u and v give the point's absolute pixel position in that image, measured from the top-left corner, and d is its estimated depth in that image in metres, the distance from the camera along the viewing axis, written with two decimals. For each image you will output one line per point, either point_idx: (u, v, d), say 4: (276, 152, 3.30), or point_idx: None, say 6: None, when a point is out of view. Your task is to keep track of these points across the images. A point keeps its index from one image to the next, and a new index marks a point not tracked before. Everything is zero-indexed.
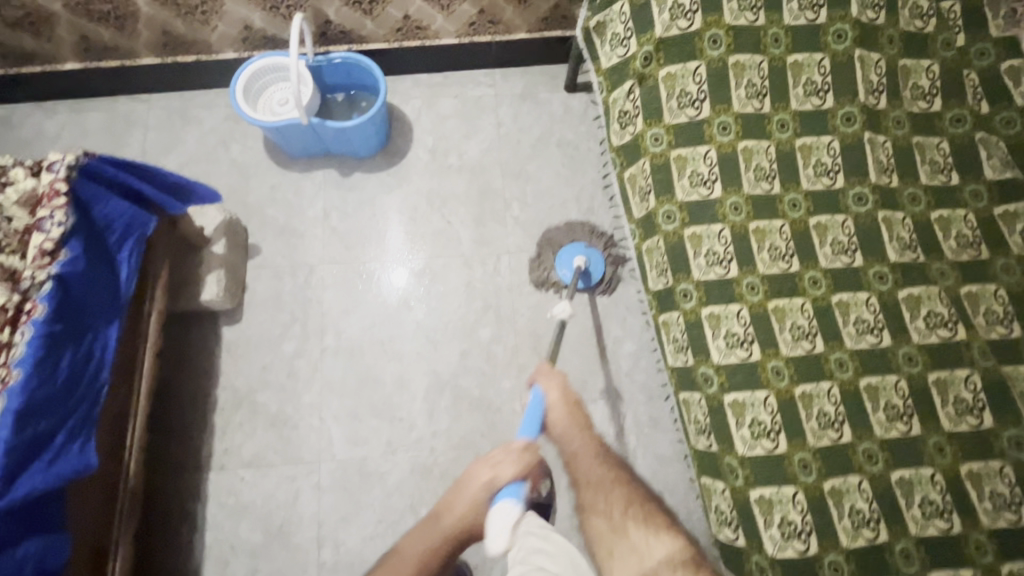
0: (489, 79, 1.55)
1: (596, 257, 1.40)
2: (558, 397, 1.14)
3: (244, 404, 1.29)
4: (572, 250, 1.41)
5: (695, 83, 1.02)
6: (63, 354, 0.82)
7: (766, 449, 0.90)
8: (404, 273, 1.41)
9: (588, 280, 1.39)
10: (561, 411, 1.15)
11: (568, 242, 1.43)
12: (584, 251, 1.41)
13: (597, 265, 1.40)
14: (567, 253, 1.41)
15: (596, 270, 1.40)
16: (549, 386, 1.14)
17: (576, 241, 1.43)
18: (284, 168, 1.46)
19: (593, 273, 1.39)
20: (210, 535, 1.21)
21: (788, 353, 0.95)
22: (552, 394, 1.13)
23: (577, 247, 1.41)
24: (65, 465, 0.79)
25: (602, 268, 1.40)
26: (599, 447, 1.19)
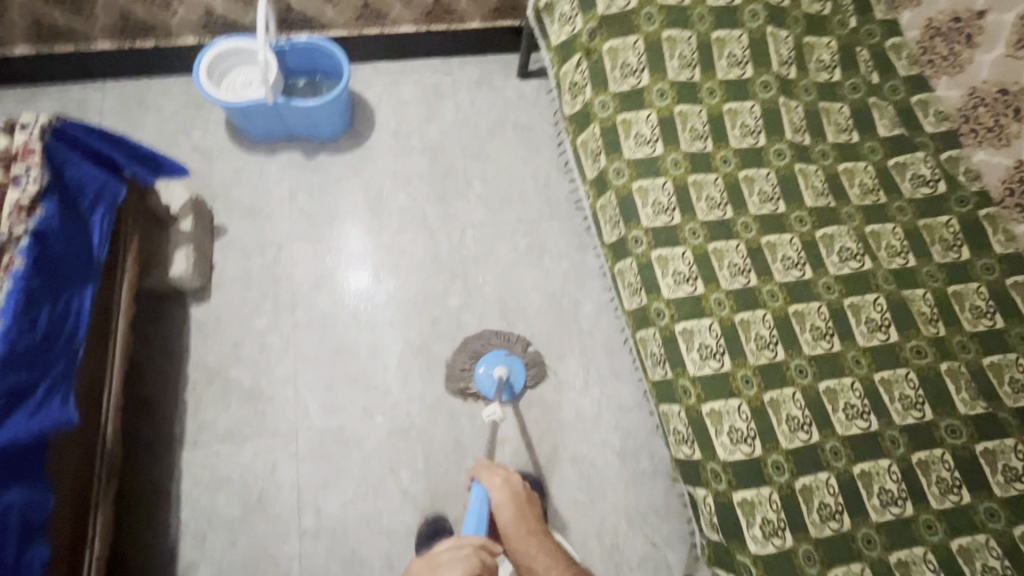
0: (446, 66, 1.65)
1: (516, 365, 1.37)
2: (500, 493, 1.11)
3: (216, 380, 1.29)
4: (490, 363, 1.36)
5: (634, 55, 1.15)
6: (42, 309, 0.83)
7: (714, 368, 1.02)
8: (364, 276, 1.43)
9: (509, 389, 1.36)
10: (506, 504, 1.09)
11: (485, 355, 1.37)
12: (504, 359, 1.37)
13: (518, 374, 1.37)
14: (486, 365, 1.36)
15: (518, 380, 1.37)
16: (493, 484, 1.12)
17: (496, 349, 1.38)
18: (247, 151, 1.49)
19: (514, 383, 1.37)
20: (185, 510, 1.20)
21: (727, 286, 1.08)
22: (495, 493, 1.11)
23: (496, 359, 1.36)
24: (49, 415, 0.79)
25: (523, 375, 1.38)
26: (576, 569, 1.05)
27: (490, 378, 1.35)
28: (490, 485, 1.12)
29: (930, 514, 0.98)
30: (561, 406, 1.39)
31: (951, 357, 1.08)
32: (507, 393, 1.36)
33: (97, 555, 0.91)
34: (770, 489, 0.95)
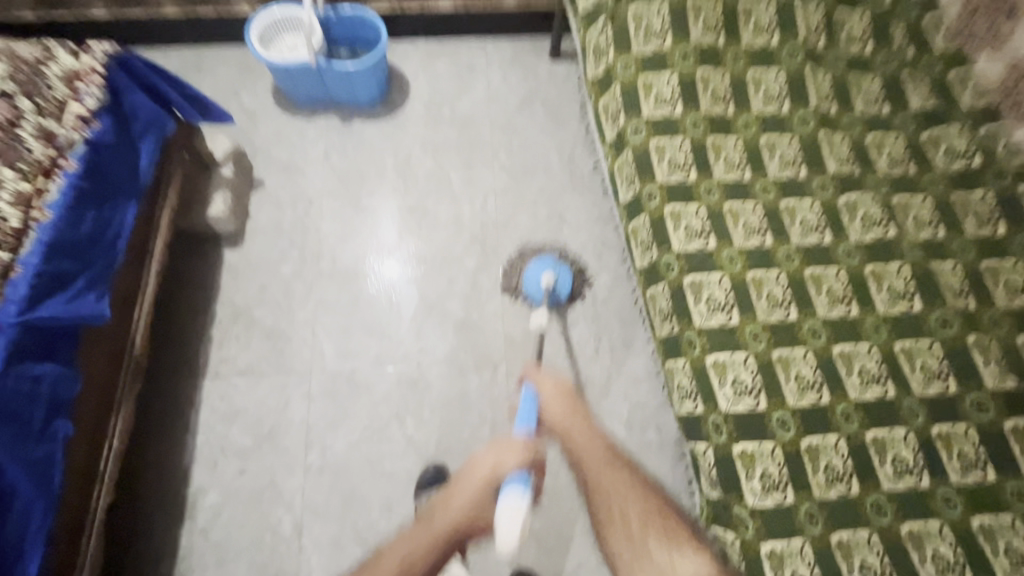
0: (481, 45, 1.72)
1: (563, 272, 1.41)
2: (551, 391, 1.02)
3: (242, 319, 1.36)
4: (539, 267, 1.41)
5: (659, 18, 1.17)
6: (89, 211, 0.91)
7: (721, 321, 1.01)
8: (395, 266, 1.45)
9: (555, 295, 1.40)
10: (557, 402, 1.01)
11: (535, 259, 1.44)
12: (551, 266, 1.41)
13: (564, 280, 1.41)
14: (535, 268, 1.41)
15: (565, 284, 1.41)
16: (544, 383, 1.04)
17: (544, 257, 1.44)
18: (288, 114, 1.58)
19: (560, 290, 1.40)
20: (201, 436, 1.26)
21: (741, 244, 1.07)
22: (546, 391, 1.02)
23: (543, 263, 1.41)
24: (82, 305, 0.86)
25: (569, 285, 1.41)
26: (611, 451, 0.93)
27: (538, 283, 1.40)
28: (540, 383, 1.03)
29: (948, 489, 0.92)
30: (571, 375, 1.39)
31: (981, 331, 1.03)
32: (554, 298, 1.41)
33: (116, 452, 0.96)
34: (772, 444, 0.93)
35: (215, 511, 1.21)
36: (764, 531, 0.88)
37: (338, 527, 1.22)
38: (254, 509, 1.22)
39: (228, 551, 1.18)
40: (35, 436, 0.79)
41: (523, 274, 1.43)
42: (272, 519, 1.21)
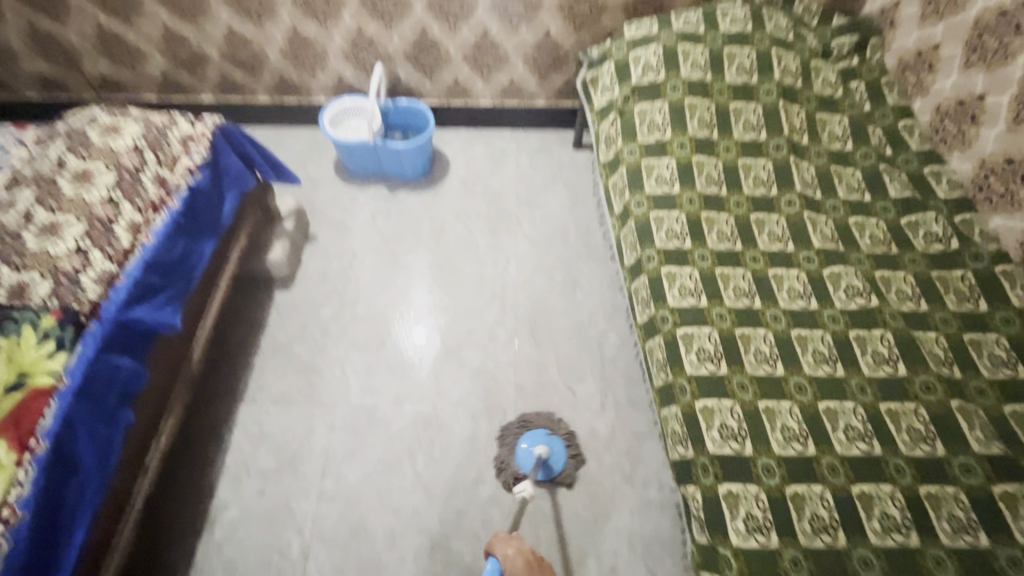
0: (514, 135, 2.00)
1: (558, 450, 1.39)
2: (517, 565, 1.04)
3: (282, 351, 1.52)
4: (534, 439, 1.38)
5: (660, 115, 1.39)
6: (180, 241, 1.12)
7: (710, 371, 1.10)
8: (424, 332, 1.58)
9: (546, 472, 1.36)
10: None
11: (530, 430, 1.41)
12: (546, 439, 1.39)
13: (558, 458, 1.38)
14: (531, 440, 1.38)
15: (557, 459, 1.38)
16: (509, 553, 1.06)
17: (541, 429, 1.41)
18: (345, 183, 1.85)
19: (554, 462, 1.37)
20: (230, 455, 1.37)
21: (731, 304, 1.18)
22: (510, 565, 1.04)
23: (538, 436, 1.38)
24: (162, 314, 1.04)
25: (562, 463, 1.37)
26: None
27: (530, 454, 1.36)
28: (505, 554, 1.06)
29: (939, 550, 0.93)
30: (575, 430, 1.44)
31: (965, 399, 1.07)
32: (544, 475, 1.36)
33: (162, 448, 1.09)
34: (757, 488, 0.98)
35: (232, 527, 1.28)
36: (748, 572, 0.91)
37: (342, 555, 1.27)
38: (267, 528, 1.29)
39: (238, 567, 1.24)
40: (107, 417, 0.93)
41: (517, 444, 1.39)
42: (282, 541, 1.28)
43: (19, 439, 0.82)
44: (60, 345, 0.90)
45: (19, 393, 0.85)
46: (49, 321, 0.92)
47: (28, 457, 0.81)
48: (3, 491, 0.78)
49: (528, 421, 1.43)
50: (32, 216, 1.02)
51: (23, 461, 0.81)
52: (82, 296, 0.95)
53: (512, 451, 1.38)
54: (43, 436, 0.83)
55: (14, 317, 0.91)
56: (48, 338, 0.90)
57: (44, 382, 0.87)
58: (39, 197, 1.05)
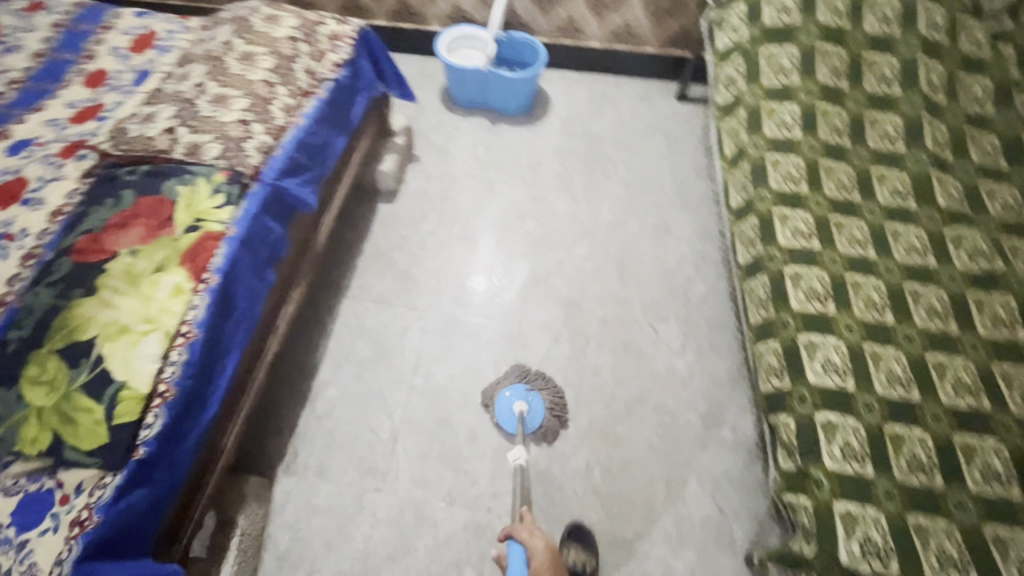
0: (617, 81, 1.99)
1: (536, 399, 1.38)
2: (540, 547, 1.08)
3: (383, 258, 1.62)
4: (511, 396, 1.38)
5: (788, 59, 1.36)
6: (323, 129, 1.21)
7: (816, 309, 1.10)
8: (482, 284, 1.59)
9: (530, 424, 1.35)
10: (544, 566, 1.05)
11: (507, 385, 1.40)
12: (524, 394, 1.38)
13: (537, 410, 1.37)
14: (508, 395, 1.38)
15: (537, 413, 1.37)
16: (534, 542, 1.09)
17: (517, 382, 1.41)
18: (449, 110, 1.91)
19: (534, 418, 1.36)
20: (332, 341, 1.49)
21: (843, 250, 1.17)
22: (535, 552, 1.07)
23: (514, 392, 1.38)
24: (305, 191, 1.14)
25: (543, 413, 1.37)
26: None
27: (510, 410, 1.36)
28: (530, 542, 1.09)
29: None
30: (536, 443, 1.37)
31: None
32: (528, 428, 1.35)
33: (289, 314, 1.19)
34: (855, 421, 0.99)
35: (331, 403, 1.41)
36: (839, 494, 0.93)
37: (427, 443, 1.36)
38: (362, 409, 1.40)
39: (336, 437, 1.37)
40: (257, 271, 1.04)
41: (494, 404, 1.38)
42: (374, 422, 1.39)
43: (196, 272, 0.93)
44: (228, 199, 1.00)
45: (194, 234, 0.96)
46: (220, 177, 1.02)
47: (202, 287, 0.93)
48: (183, 311, 0.90)
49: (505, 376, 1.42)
50: (204, 87, 1.13)
51: (198, 290, 0.92)
52: (246, 161, 1.05)
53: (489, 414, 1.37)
54: (214, 272, 0.94)
55: (191, 171, 1.02)
56: (219, 192, 1.00)
57: (215, 228, 0.97)
58: (208, 71, 1.15)
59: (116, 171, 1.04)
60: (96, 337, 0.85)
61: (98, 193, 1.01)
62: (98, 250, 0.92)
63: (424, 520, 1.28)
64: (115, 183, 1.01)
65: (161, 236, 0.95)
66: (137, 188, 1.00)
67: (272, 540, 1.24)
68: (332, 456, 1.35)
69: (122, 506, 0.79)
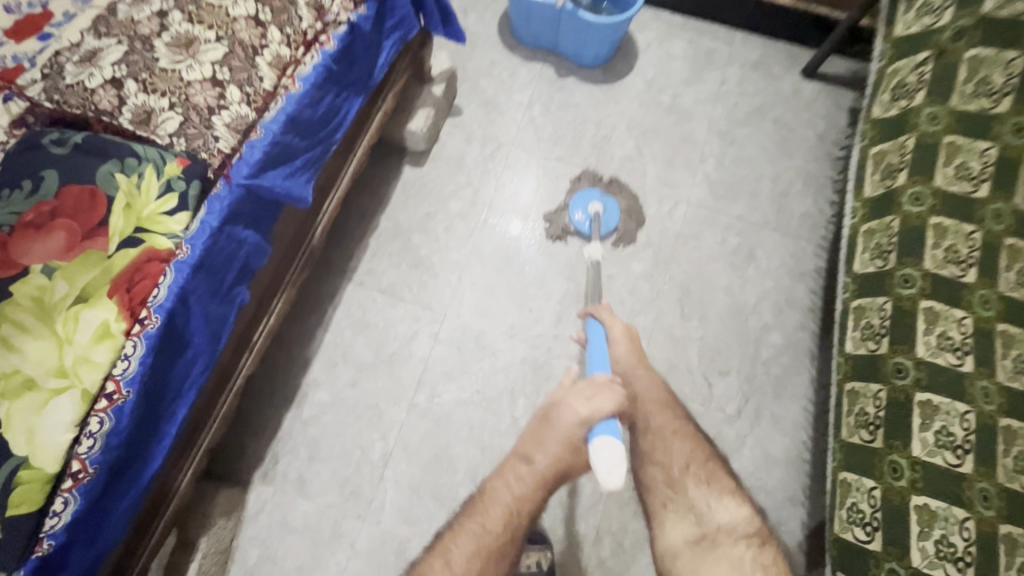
0: (727, 38, 1.53)
1: (612, 202, 1.37)
2: (620, 331, 1.17)
3: (399, 239, 1.35)
4: (588, 196, 1.37)
5: (1004, 72, 0.91)
6: (328, 95, 0.89)
7: (946, 462, 0.81)
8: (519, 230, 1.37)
9: (606, 225, 1.35)
10: (623, 343, 1.17)
11: (581, 190, 1.39)
12: (598, 197, 1.37)
13: (613, 211, 1.36)
14: (580, 206, 1.36)
15: (611, 215, 1.36)
16: (614, 325, 1.18)
17: (590, 188, 1.39)
18: (507, 50, 1.51)
19: (608, 218, 1.36)
20: (329, 335, 1.27)
21: (1004, 381, 0.82)
22: (614, 330, 1.16)
23: (591, 193, 1.37)
24: (294, 184, 0.85)
25: (617, 215, 1.36)
26: (665, 395, 1.18)
27: (585, 215, 1.35)
28: (611, 323, 1.16)
29: None
30: (614, 244, 1.35)
31: None
32: (606, 229, 1.35)
33: (269, 328, 0.97)
34: None
35: (320, 409, 1.23)
36: None
37: (422, 475, 1.20)
38: (352, 422, 1.23)
39: (320, 451, 1.21)
40: (221, 295, 0.80)
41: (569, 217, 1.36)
42: (365, 439, 1.22)
43: (129, 307, 0.70)
44: (183, 204, 0.75)
45: (133, 250, 0.72)
46: (174, 168, 0.75)
47: (138, 330, 0.70)
48: (110, 362, 0.69)
49: (574, 186, 1.40)
50: (166, 19, 0.81)
51: (132, 334, 0.70)
52: (212, 144, 0.77)
53: (565, 218, 1.37)
54: (156, 310, 0.71)
55: (136, 152, 0.75)
56: (171, 190, 0.74)
57: (162, 245, 0.73)
58: None
59: (42, 135, 0.77)
60: None
61: (15, 166, 0.74)
62: (7, 261, 0.68)
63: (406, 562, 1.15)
64: (38, 155, 0.75)
65: (89, 250, 0.70)
66: (63, 166, 0.74)
67: (241, 553, 1.14)
68: (314, 470, 1.20)
69: None
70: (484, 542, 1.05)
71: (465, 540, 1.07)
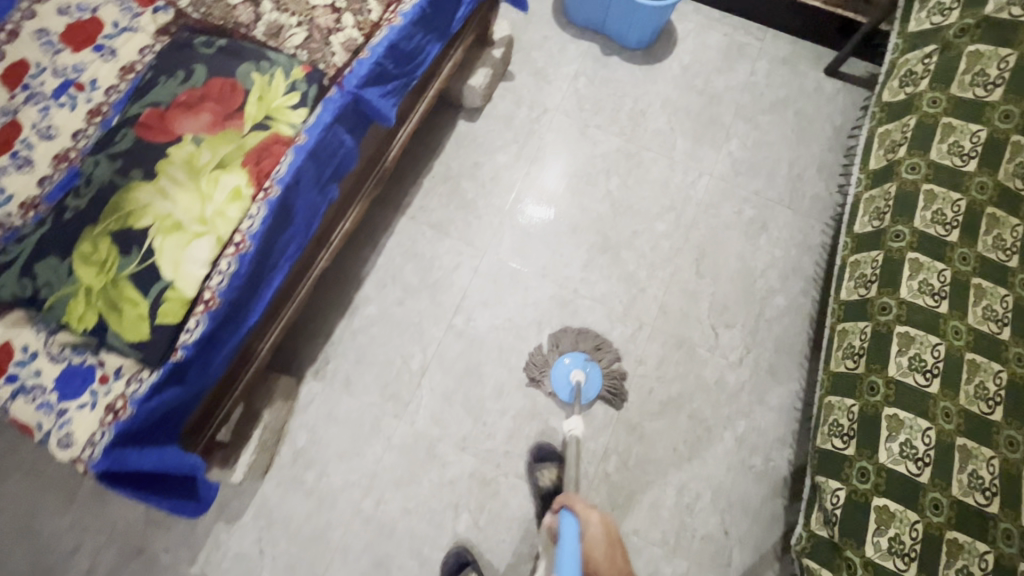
0: (760, 34, 1.68)
1: (594, 370, 1.34)
2: (597, 531, 0.87)
3: (450, 182, 1.51)
4: (570, 362, 1.34)
5: (998, 67, 1.06)
6: (420, 34, 1.05)
7: (917, 383, 0.95)
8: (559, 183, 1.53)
9: (586, 394, 1.32)
10: (600, 550, 0.86)
11: (567, 350, 1.36)
12: (583, 362, 1.34)
13: (594, 380, 1.33)
14: (564, 365, 1.34)
15: (593, 385, 1.33)
16: (591, 520, 0.88)
17: (576, 350, 1.36)
18: (559, 27, 1.67)
19: (590, 388, 1.32)
20: (382, 259, 1.44)
21: (973, 323, 0.99)
22: (591, 528, 0.87)
23: (573, 359, 1.34)
24: (386, 104, 1.01)
25: (599, 383, 1.33)
26: None
27: (567, 376, 1.33)
28: (585, 515, 0.89)
29: None
30: (637, 207, 1.51)
31: None
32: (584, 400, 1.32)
33: (345, 231, 1.13)
34: (916, 517, 0.89)
35: (369, 321, 1.39)
36: None
37: (454, 387, 1.35)
38: (397, 335, 1.38)
39: (366, 356, 1.36)
40: (320, 186, 0.96)
41: (550, 375, 1.34)
42: (406, 352, 1.37)
43: (256, 177, 0.86)
44: (303, 102, 0.91)
45: (262, 133, 0.88)
46: (299, 73, 0.91)
47: (262, 197, 0.86)
48: (238, 218, 0.84)
49: (560, 338, 1.37)
50: None
51: (257, 198, 0.86)
52: (330, 58, 0.94)
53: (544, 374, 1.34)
54: (277, 183, 0.87)
55: (269, 57, 0.91)
56: (295, 90, 0.90)
57: (285, 132, 0.89)
58: None
59: (190, 37, 0.94)
60: (150, 228, 0.81)
61: (169, 59, 0.92)
62: (162, 130, 0.85)
63: (434, 458, 1.30)
64: (188, 52, 0.92)
65: (227, 129, 0.87)
66: (209, 62, 0.90)
67: (291, 435, 1.30)
68: (360, 372, 1.35)
69: (155, 403, 0.80)
70: None
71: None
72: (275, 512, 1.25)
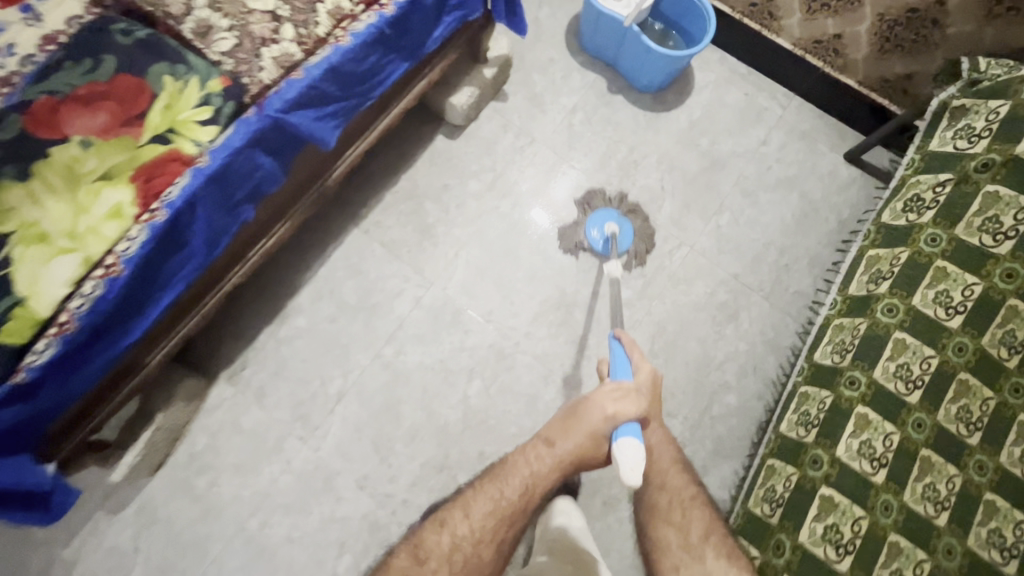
0: (784, 100, 1.53)
1: (626, 223, 1.41)
2: (646, 370, 0.94)
3: (413, 201, 1.41)
4: (601, 220, 1.41)
5: (1013, 216, 0.96)
6: (375, 54, 0.94)
7: (826, 556, 0.88)
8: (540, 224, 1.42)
9: (621, 245, 1.39)
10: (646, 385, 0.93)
11: (595, 212, 1.42)
12: (614, 218, 1.41)
13: (627, 231, 1.41)
14: (595, 228, 1.40)
15: (629, 233, 1.40)
16: (641, 364, 0.94)
17: (604, 208, 1.43)
18: (568, 52, 1.54)
19: (625, 237, 1.40)
20: (324, 270, 1.35)
21: (909, 500, 0.89)
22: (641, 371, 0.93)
23: (602, 216, 1.41)
24: (321, 128, 0.91)
25: (632, 233, 1.41)
26: (679, 455, 0.97)
27: (601, 235, 1.40)
28: (637, 363, 0.94)
29: None
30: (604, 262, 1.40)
31: None
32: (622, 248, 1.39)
33: (266, 247, 1.07)
34: None
35: (296, 333, 1.32)
36: None
37: (367, 420, 1.29)
38: (321, 354, 1.31)
39: (285, 369, 1.30)
40: (228, 208, 0.87)
41: (586, 238, 1.41)
42: (326, 372, 1.31)
43: (144, 197, 0.78)
44: (214, 120, 0.82)
45: (161, 147, 0.79)
46: (215, 86, 0.83)
47: (146, 219, 0.78)
48: (116, 239, 0.77)
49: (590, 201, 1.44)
50: None
51: (140, 220, 0.78)
52: (256, 73, 0.85)
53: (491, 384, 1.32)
54: (165, 206, 0.78)
55: (188, 61, 0.83)
56: (207, 104, 0.82)
57: (186, 149, 0.80)
58: None
59: (114, 20, 0.85)
60: (11, 235, 0.74)
61: (80, 42, 0.83)
62: (51, 125, 0.77)
63: (330, 490, 1.25)
64: (102, 39, 0.83)
65: (123, 135, 0.79)
66: (122, 56, 0.82)
67: (191, 437, 1.25)
68: (275, 385, 1.29)
69: None
70: (501, 505, 0.89)
71: (481, 506, 0.88)
72: (158, 512, 1.21)
